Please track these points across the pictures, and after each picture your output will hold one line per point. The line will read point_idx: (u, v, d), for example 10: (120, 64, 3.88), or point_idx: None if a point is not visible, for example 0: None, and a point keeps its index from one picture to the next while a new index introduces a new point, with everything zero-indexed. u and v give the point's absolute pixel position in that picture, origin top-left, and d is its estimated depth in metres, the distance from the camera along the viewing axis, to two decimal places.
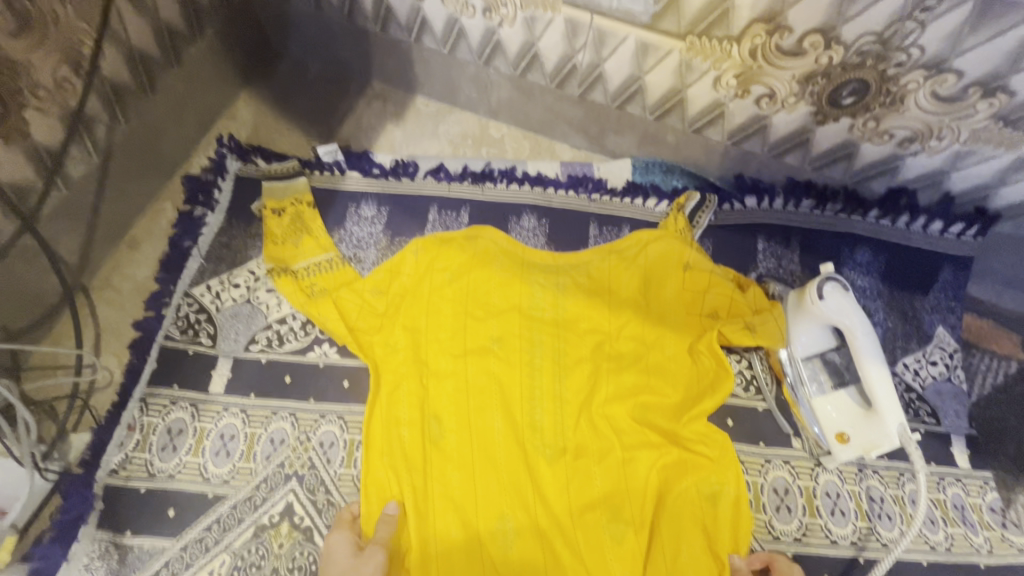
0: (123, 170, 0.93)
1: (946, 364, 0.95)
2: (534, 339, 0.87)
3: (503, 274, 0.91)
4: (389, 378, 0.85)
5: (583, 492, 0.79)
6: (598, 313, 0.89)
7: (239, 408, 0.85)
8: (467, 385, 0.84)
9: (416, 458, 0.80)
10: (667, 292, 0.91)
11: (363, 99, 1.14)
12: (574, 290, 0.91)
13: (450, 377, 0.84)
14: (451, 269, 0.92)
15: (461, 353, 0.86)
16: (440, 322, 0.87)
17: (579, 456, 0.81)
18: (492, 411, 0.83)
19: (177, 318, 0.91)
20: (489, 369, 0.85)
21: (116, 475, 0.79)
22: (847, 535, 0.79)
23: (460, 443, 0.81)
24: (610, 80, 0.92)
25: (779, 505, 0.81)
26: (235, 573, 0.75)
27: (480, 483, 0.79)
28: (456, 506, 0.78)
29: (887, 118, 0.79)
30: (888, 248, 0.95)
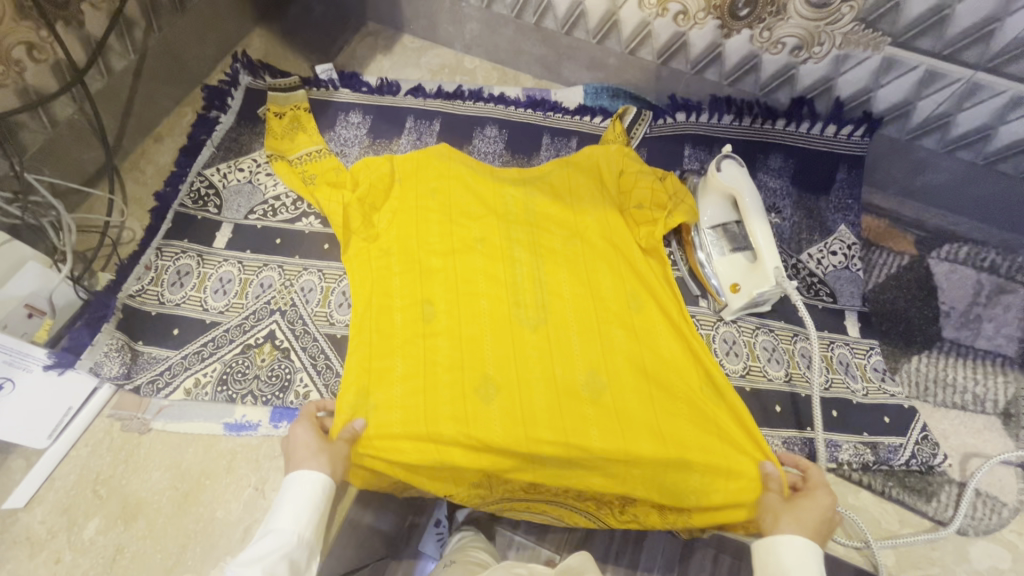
0: (154, 71, 1.13)
1: (845, 254, 1.08)
2: (512, 238, 0.99)
3: (479, 185, 1.03)
4: (382, 267, 0.97)
5: (566, 361, 0.88)
6: (568, 218, 1.01)
7: (237, 260, 1.02)
8: (454, 275, 0.95)
9: (403, 333, 0.90)
10: (608, 194, 1.02)
11: (358, 35, 1.35)
12: (543, 197, 1.03)
13: (438, 267, 0.96)
14: (432, 181, 1.04)
15: (449, 249, 0.97)
16: (429, 223, 1.00)
17: (559, 333, 0.91)
18: (477, 296, 0.93)
19: (190, 190, 1.09)
20: (473, 262, 0.96)
21: (133, 298, 0.96)
22: (737, 369, 0.94)
23: (448, 321, 0.91)
24: (558, 7, 1.11)
25: (728, 350, 0.96)
26: (224, 378, 0.91)
27: (468, 355, 0.88)
28: (448, 371, 0.86)
29: (777, 27, 0.95)
30: (795, 154, 1.10)
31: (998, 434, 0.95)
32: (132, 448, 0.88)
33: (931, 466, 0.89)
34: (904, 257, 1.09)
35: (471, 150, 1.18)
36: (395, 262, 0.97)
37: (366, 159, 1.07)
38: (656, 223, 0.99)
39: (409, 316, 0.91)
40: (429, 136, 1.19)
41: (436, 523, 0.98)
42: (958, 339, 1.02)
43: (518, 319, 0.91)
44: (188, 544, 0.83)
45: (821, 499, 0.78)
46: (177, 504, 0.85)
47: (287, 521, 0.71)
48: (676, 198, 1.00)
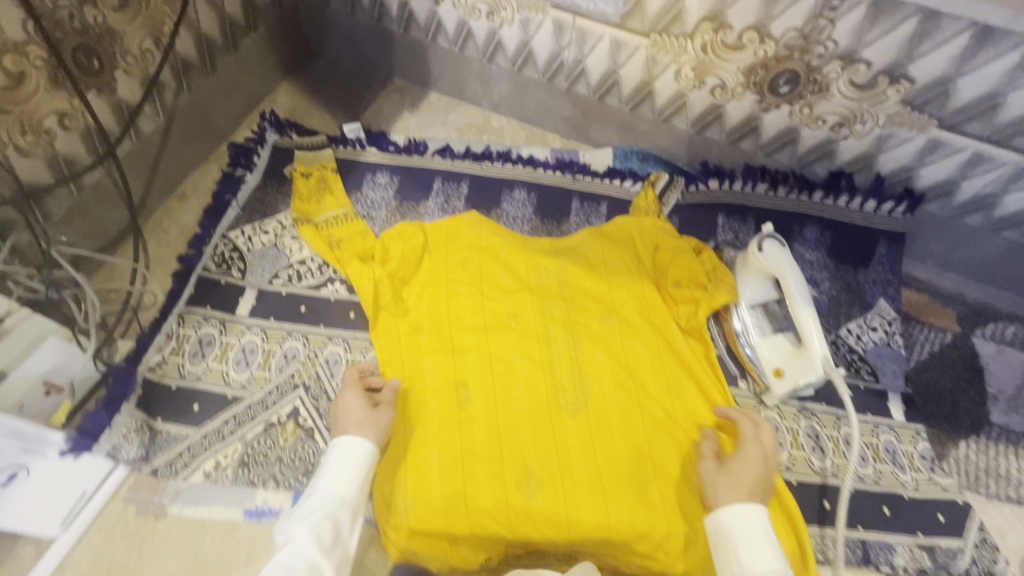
0: (182, 131, 1.12)
1: (886, 331, 1.05)
2: (546, 315, 1.00)
3: (511, 260, 1.05)
4: (414, 345, 0.98)
5: (605, 445, 0.89)
6: (602, 293, 1.02)
7: (260, 328, 0.99)
8: (490, 356, 0.96)
9: (440, 419, 0.90)
10: (644, 273, 1.04)
11: (385, 91, 1.34)
12: (576, 271, 1.05)
13: (472, 347, 0.96)
14: (463, 255, 1.04)
15: (483, 328, 0.98)
16: (460, 299, 1.00)
17: (598, 416, 0.92)
18: (515, 379, 0.94)
19: (214, 253, 1.07)
20: (507, 342, 0.97)
21: (153, 371, 0.93)
22: (781, 460, 0.90)
23: (485, 404, 0.91)
24: (591, 74, 1.10)
25: (771, 438, 0.92)
26: (245, 459, 0.88)
27: (506, 441, 0.88)
28: (488, 462, 0.87)
29: (818, 104, 0.94)
30: (832, 226, 1.08)
31: None
32: (147, 535, 0.84)
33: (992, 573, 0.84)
34: (947, 333, 1.06)
35: (499, 213, 1.16)
36: (427, 341, 0.98)
37: (397, 227, 1.09)
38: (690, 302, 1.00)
39: (445, 398, 0.92)
40: (457, 198, 1.17)
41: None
42: (1006, 424, 0.98)
43: (556, 403, 0.93)
44: None
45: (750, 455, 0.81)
46: None
47: (334, 485, 0.76)
48: (716, 277, 0.99)
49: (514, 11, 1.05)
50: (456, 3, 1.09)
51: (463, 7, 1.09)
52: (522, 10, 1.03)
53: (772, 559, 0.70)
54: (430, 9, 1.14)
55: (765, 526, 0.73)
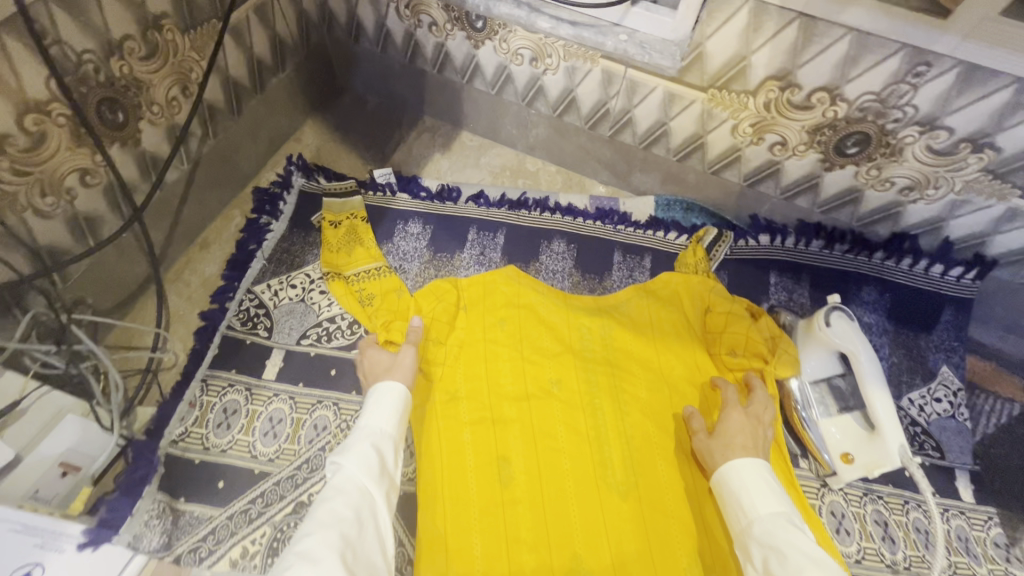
0: (205, 177, 1.06)
1: (950, 402, 0.98)
2: (591, 382, 0.92)
3: (552, 320, 0.97)
4: (451, 415, 0.90)
5: (660, 533, 0.81)
6: (651, 358, 0.94)
7: (288, 395, 0.93)
8: (534, 429, 0.88)
9: (481, 502, 0.83)
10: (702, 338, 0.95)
11: (415, 131, 1.28)
12: (621, 332, 0.97)
13: (514, 419, 0.89)
14: (501, 316, 0.98)
15: (525, 396, 0.91)
16: (500, 364, 0.93)
17: (652, 499, 0.83)
18: (561, 456, 0.86)
19: (238, 310, 1.01)
20: (551, 412, 0.89)
21: (176, 445, 0.87)
22: (851, 552, 0.84)
23: (529, 485, 0.84)
24: (639, 124, 1.04)
25: (838, 526, 0.86)
26: (274, 546, 0.82)
27: (553, 528, 0.81)
28: (534, 551, 0.80)
29: (888, 167, 0.88)
30: (892, 288, 1.02)
31: None
32: None
33: None
34: (1016, 404, 0.98)
35: (538, 267, 1.10)
36: (466, 412, 0.90)
37: (431, 283, 1.02)
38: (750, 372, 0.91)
39: (485, 479, 0.84)
40: (493, 249, 1.11)
41: None
42: None
43: (606, 482, 0.84)
44: None
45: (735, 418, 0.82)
46: None
47: (378, 422, 0.76)
48: (777, 347, 0.90)
49: (559, 58, 0.99)
50: (497, 47, 1.03)
51: (504, 52, 1.04)
52: (569, 58, 0.98)
53: (781, 504, 0.71)
54: (468, 51, 1.08)
55: (770, 477, 0.73)
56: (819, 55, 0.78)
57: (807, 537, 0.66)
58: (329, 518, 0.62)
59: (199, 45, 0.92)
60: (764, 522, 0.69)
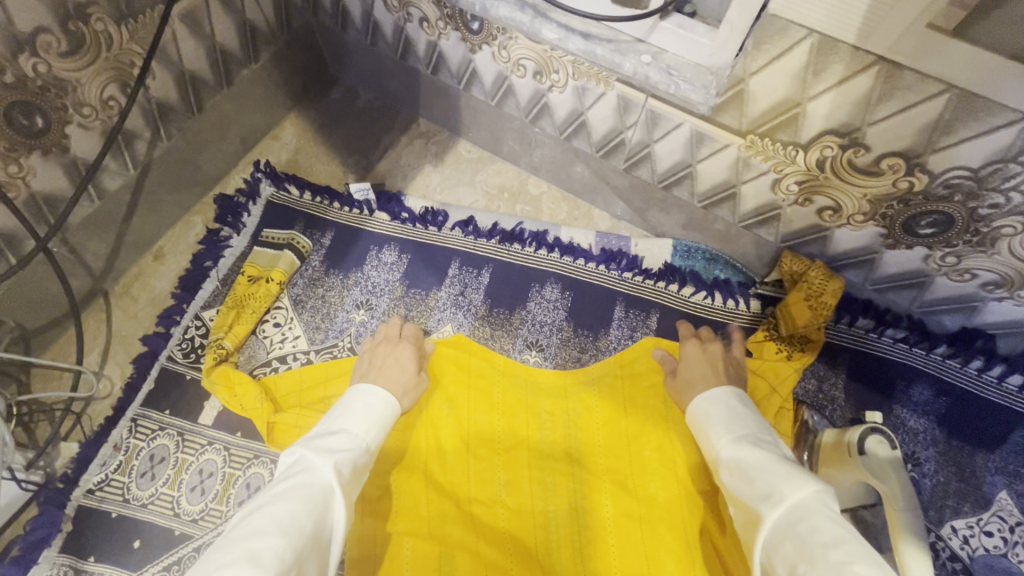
0: (159, 182, 0.95)
1: (1005, 539, 0.79)
2: (545, 482, 0.74)
3: (506, 401, 0.83)
4: (381, 516, 0.72)
5: None
6: (625, 459, 0.75)
7: (223, 446, 0.83)
8: (468, 540, 0.68)
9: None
10: (789, 368, 0.83)
11: (407, 136, 1.12)
12: (586, 417, 0.81)
13: (449, 523, 0.70)
14: (449, 394, 0.83)
15: (462, 495, 0.73)
16: (439, 454, 0.77)
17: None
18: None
19: (182, 339, 0.90)
20: (497, 518, 0.71)
21: (92, 495, 0.79)
22: None
23: None
24: (658, 161, 0.86)
25: None
26: None
27: None
28: None
29: (971, 257, 0.68)
30: (950, 391, 0.83)
31: None
32: None
33: None
34: None
35: (522, 317, 0.95)
36: (397, 514, 0.72)
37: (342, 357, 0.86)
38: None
39: None
40: (475, 289, 0.97)
41: None
42: None
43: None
44: None
45: (822, 292, 0.83)
46: None
47: (359, 425, 0.63)
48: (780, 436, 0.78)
49: (567, 76, 0.81)
50: (496, 55, 0.87)
51: (504, 60, 0.87)
52: (578, 76, 0.80)
53: (744, 425, 0.62)
54: (465, 55, 0.92)
55: (733, 402, 0.65)
56: (899, 114, 0.59)
57: (778, 453, 0.57)
58: (281, 507, 0.49)
59: (142, 36, 0.78)
60: (731, 447, 0.60)
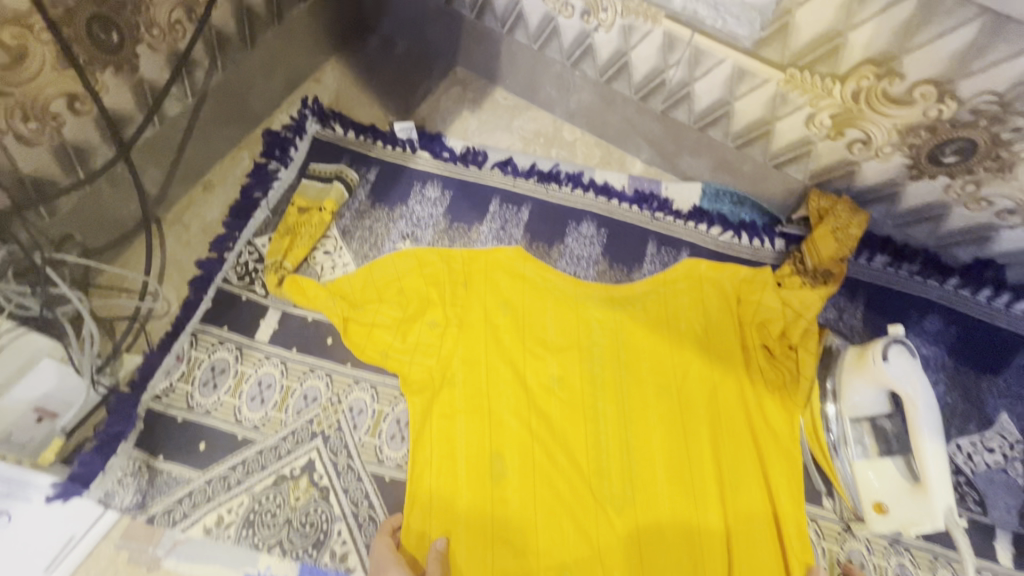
0: (212, 113, 0.98)
1: (1004, 454, 0.88)
2: (595, 377, 0.89)
3: (558, 309, 0.93)
4: (443, 403, 0.85)
5: (653, 536, 0.79)
6: (665, 357, 0.90)
7: (280, 360, 0.88)
8: (524, 421, 0.84)
9: (469, 496, 0.79)
10: (815, 294, 0.89)
11: (444, 82, 1.16)
12: (632, 325, 0.92)
13: (509, 412, 0.85)
14: (508, 300, 0.93)
15: (520, 389, 0.87)
16: (499, 350, 0.89)
17: (644, 514, 0.80)
18: (550, 454, 0.83)
19: (236, 263, 0.94)
20: (550, 410, 0.86)
21: (158, 400, 0.83)
22: None
23: (522, 484, 0.81)
24: (697, 101, 0.91)
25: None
26: (250, 516, 0.78)
27: (541, 529, 0.79)
28: (520, 549, 0.78)
29: (989, 184, 0.74)
30: (961, 320, 0.89)
31: None
32: None
33: None
34: None
35: (561, 250, 1.00)
36: (460, 399, 0.85)
37: (402, 264, 0.93)
38: (791, 396, 0.84)
39: (476, 471, 0.80)
40: (515, 225, 1.01)
41: None
42: None
43: (599, 495, 0.81)
44: None
45: (843, 227, 0.88)
46: None
47: None
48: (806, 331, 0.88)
49: (615, 14, 0.86)
50: None
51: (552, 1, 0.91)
52: (627, 15, 0.85)
53: None
54: None
55: None
56: (935, 41, 0.64)
57: None
58: None
59: None
60: None
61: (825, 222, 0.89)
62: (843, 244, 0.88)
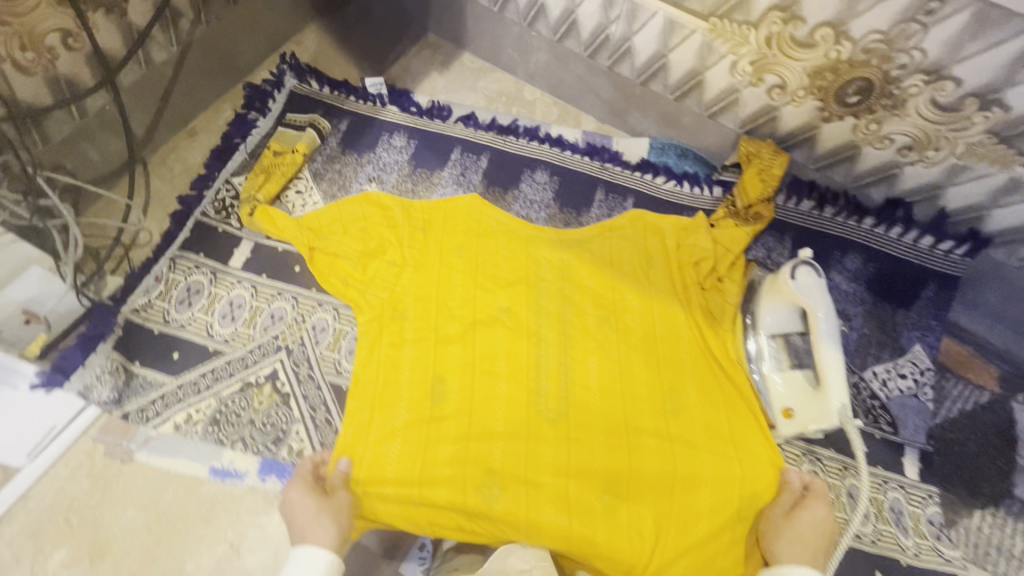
0: (196, 64, 1.06)
1: (915, 380, 0.96)
2: (542, 309, 0.94)
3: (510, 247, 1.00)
4: (395, 330, 0.93)
5: (583, 446, 0.84)
6: (608, 293, 0.97)
7: (251, 284, 0.96)
8: (467, 348, 0.92)
9: (413, 409, 0.86)
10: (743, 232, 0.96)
11: (416, 46, 1.25)
12: (579, 264, 0.99)
13: (454, 340, 0.92)
14: (460, 243, 1.00)
15: (465, 320, 0.94)
16: (449, 286, 0.96)
17: (575, 429, 0.86)
18: (490, 375, 0.89)
19: (214, 199, 1.02)
20: (494, 338, 0.92)
21: (136, 313, 0.91)
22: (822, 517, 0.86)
23: (462, 401, 0.87)
24: (637, 55, 0.99)
25: None
26: (216, 417, 0.85)
27: (478, 440, 0.84)
28: (456, 455, 0.83)
29: (888, 122, 0.83)
30: (878, 258, 0.98)
31: None
32: (112, 478, 0.83)
33: None
34: (985, 393, 0.96)
35: (515, 195, 1.08)
36: (410, 330, 0.92)
37: (363, 204, 1.01)
38: (719, 330, 0.91)
39: (419, 390, 0.88)
40: (474, 171, 1.10)
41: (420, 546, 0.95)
42: None
43: (535, 411, 0.87)
44: None
45: (767, 168, 0.97)
46: (147, 548, 0.79)
47: None
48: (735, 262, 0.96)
49: None
50: None
51: None
52: None
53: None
54: None
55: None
56: None
57: None
58: None
59: None
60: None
61: (752, 164, 0.98)
62: (767, 184, 0.97)
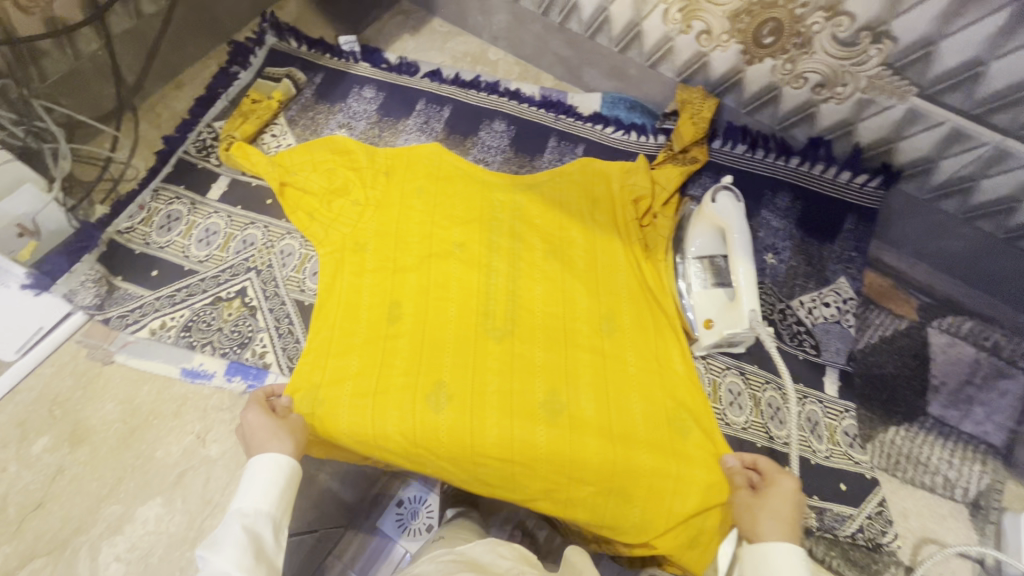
0: (183, 20, 1.16)
1: (838, 308, 1.00)
2: (493, 244, 0.98)
3: (467, 190, 1.04)
4: (353, 258, 0.97)
5: (528, 364, 0.86)
6: (557, 230, 1.00)
7: (226, 214, 1.05)
8: (421, 277, 0.93)
9: (365, 332, 0.88)
10: (676, 170, 1.06)
11: (390, 12, 1.35)
12: (530, 204, 1.03)
13: (409, 269, 0.94)
14: (420, 187, 1.04)
15: (421, 253, 0.96)
16: (407, 223, 0.99)
17: (521, 351, 0.87)
18: (442, 301, 0.90)
19: (196, 140, 1.12)
20: (447, 269, 0.94)
21: (120, 235, 1.00)
22: (739, 421, 0.92)
23: (414, 325, 0.88)
24: (583, 10, 1.09)
25: None
26: (188, 325, 0.94)
27: (426, 359, 0.85)
28: (405, 370, 0.83)
29: (800, 60, 0.91)
30: (805, 195, 1.06)
31: (962, 524, 0.89)
32: (93, 376, 0.91)
33: (878, 544, 0.85)
34: (903, 320, 1.04)
35: (474, 141, 1.17)
36: (370, 262, 0.96)
37: (329, 148, 1.09)
38: (653, 262, 0.99)
39: (374, 313, 0.89)
40: (437, 121, 1.19)
41: (399, 503, 0.93)
42: (943, 417, 0.95)
43: (483, 332, 0.88)
44: (123, 477, 0.85)
45: (698, 110, 1.06)
46: (121, 438, 0.87)
47: (258, 498, 0.63)
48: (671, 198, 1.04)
49: None
50: None
51: None
52: None
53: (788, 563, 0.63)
54: None
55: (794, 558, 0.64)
56: None
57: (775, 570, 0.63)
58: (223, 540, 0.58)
59: None
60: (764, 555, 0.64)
61: (686, 108, 1.07)
62: (699, 124, 1.06)
